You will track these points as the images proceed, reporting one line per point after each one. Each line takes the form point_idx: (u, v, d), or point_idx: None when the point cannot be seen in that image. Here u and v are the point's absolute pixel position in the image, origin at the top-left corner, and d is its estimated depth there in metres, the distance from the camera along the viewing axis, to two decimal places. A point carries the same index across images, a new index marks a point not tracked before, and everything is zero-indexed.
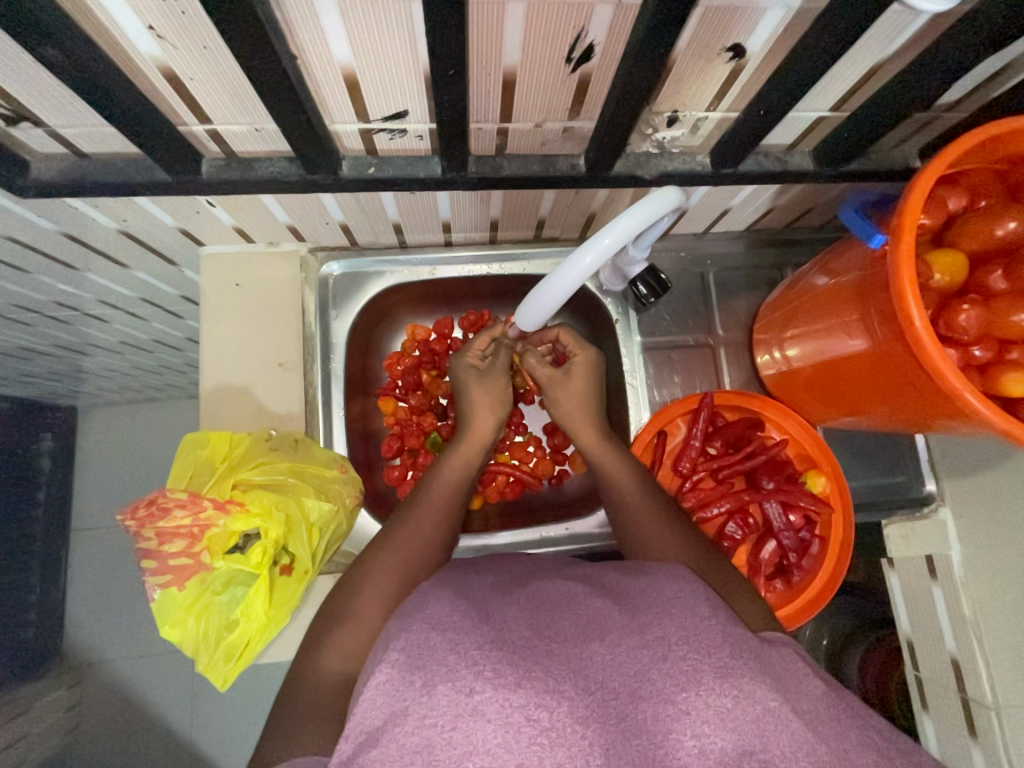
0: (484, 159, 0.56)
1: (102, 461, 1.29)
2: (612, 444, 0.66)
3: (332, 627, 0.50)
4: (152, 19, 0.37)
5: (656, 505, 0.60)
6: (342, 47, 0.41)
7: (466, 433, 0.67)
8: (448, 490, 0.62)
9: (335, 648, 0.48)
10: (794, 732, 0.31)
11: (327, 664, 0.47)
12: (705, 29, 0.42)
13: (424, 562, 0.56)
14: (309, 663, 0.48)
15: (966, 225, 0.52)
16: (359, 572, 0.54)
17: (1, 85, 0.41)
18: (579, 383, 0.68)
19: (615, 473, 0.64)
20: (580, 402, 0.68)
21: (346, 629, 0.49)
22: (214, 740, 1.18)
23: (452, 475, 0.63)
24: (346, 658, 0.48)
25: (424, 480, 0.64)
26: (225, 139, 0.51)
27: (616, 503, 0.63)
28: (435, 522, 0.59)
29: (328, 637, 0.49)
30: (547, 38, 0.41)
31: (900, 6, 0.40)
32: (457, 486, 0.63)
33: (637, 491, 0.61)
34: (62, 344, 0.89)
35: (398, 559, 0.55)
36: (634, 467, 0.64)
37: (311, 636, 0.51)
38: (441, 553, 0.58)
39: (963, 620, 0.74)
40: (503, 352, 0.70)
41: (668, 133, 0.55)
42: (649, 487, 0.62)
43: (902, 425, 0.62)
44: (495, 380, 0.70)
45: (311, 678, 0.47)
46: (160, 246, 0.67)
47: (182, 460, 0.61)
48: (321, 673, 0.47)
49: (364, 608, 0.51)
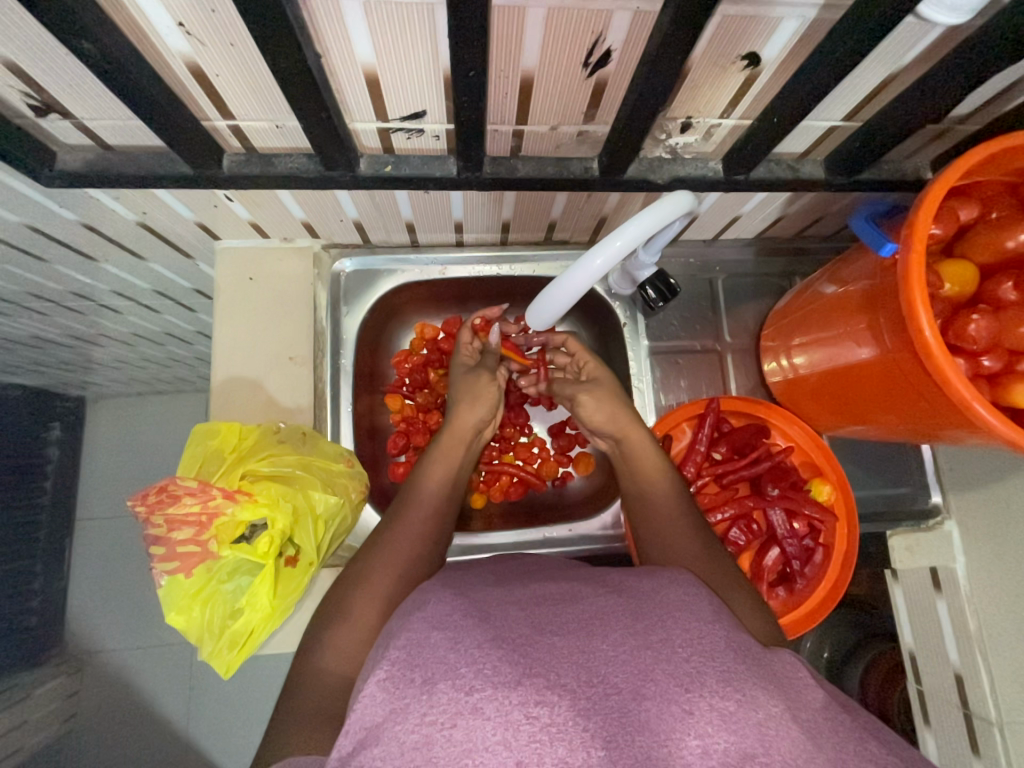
0: (498, 160, 0.57)
1: (108, 452, 1.30)
2: (643, 444, 0.64)
3: (330, 626, 0.50)
4: (182, 15, 0.38)
5: (679, 499, 0.60)
6: (365, 48, 0.42)
7: (450, 429, 0.67)
8: (437, 487, 0.63)
9: (333, 648, 0.49)
10: (794, 740, 0.32)
11: (325, 664, 0.48)
12: (721, 38, 0.43)
13: (420, 559, 0.56)
14: (309, 662, 0.48)
15: (976, 236, 0.52)
16: (356, 573, 0.54)
17: (31, 76, 0.42)
18: (606, 384, 0.69)
19: (648, 470, 0.63)
20: (609, 399, 0.67)
21: (343, 628, 0.50)
22: (211, 734, 1.18)
23: (442, 472, 0.64)
24: (345, 657, 0.48)
25: (410, 480, 0.63)
26: (247, 135, 0.52)
27: (646, 505, 0.61)
28: (424, 520, 0.59)
29: (328, 636, 0.50)
30: (566, 43, 0.42)
31: (915, 19, 0.41)
32: (447, 484, 0.63)
33: (670, 484, 0.62)
34: (75, 334, 0.90)
35: (392, 562, 0.54)
36: (664, 466, 0.63)
37: (313, 631, 0.51)
38: (434, 554, 0.58)
39: (968, 634, 0.73)
40: (490, 357, 0.73)
41: (681, 139, 0.56)
42: (681, 489, 0.61)
43: (910, 435, 0.62)
44: (482, 381, 0.71)
45: (309, 678, 0.47)
46: (176, 238, 0.68)
47: (193, 449, 0.62)
48: (320, 673, 0.47)
49: (360, 607, 0.51)
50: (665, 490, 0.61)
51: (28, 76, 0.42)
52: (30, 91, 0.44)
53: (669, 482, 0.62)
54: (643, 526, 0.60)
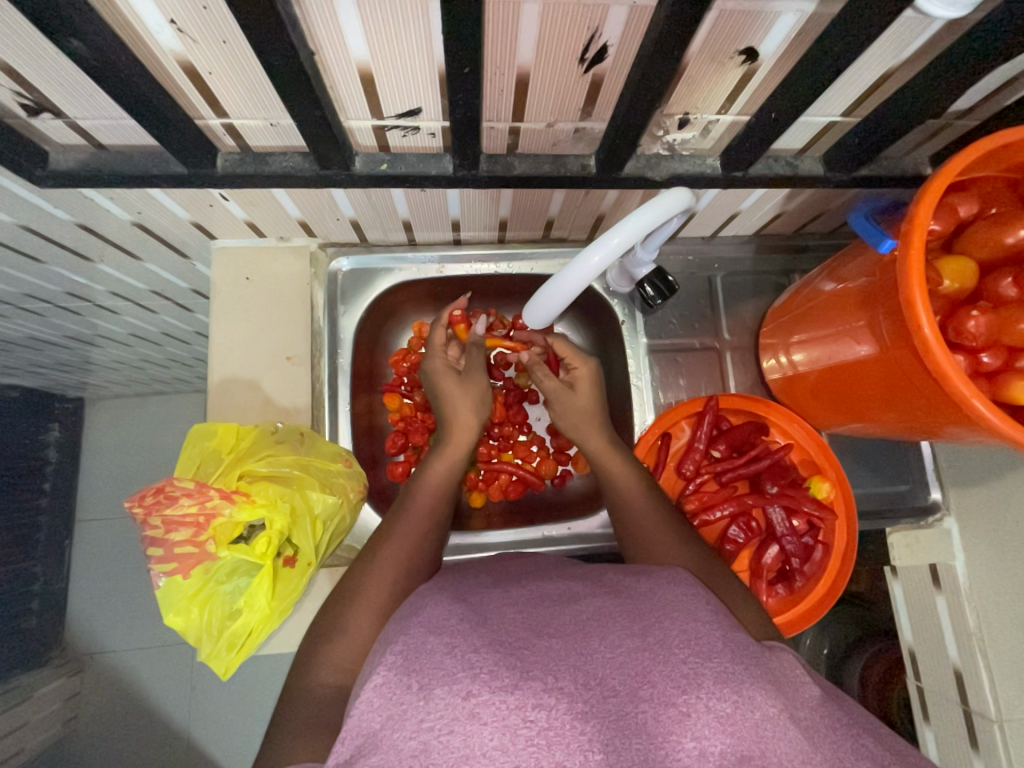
0: (495, 157, 0.57)
1: (107, 453, 1.30)
2: (615, 446, 0.66)
3: (325, 640, 0.50)
4: (174, 12, 0.37)
5: (656, 502, 0.61)
6: (359, 46, 0.42)
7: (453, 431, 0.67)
8: (434, 492, 0.62)
9: (328, 660, 0.48)
10: (792, 739, 0.31)
11: (320, 677, 0.47)
12: (718, 34, 0.43)
13: (412, 570, 0.55)
14: (305, 674, 0.48)
15: (976, 233, 0.52)
16: (351, 584, 0.54)
17: (21, 73, 0.42)
18: (586, 389, 0.70)
19: (616, 474, 0.64)
20: (590, 410, 0.69)
21: (339, 641, 0.49)
22: (212, 733, 1.19)
23: (442, 479, 0.63)
24: (340, 670, 0.47)
25: (410, 484, 0.63)
26: (240, 134, 0.52)
27: (622, 514, 0.62)
28: (421, 531, 0.58)
29: (323, 649, 0.49)
30: (563, 40, 0.42)
31: (914, 13, 0.41)
32: (444, 493, 0.62)
33: (637, 485, 0.63)
34: (71, 334, 0.90)
35: (389, 572, 0.54)
36: (636, 471, 0.64)
37: (309, 640, 0.51)
38: (429, 562, 0.58)
39: (967, 632, 0.73)
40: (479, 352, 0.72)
41: (679, 136, 0.56)
42: (651, 492, 0.62)
43: (909, 433, 0.62)
44: (476, 381, 0.69)
45: (305, 690, 0.47)
46: (171, 237, 0.67)
47: (191, 449, 0.62)
48: (315, 683, 0.47)
49: (356, 622, 0.50)
50: (633, 493, 0.62)
51: (18, 74, 0.42)
52: (22, 90, 0.44)
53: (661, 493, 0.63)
54: (623, 531, 0.61)
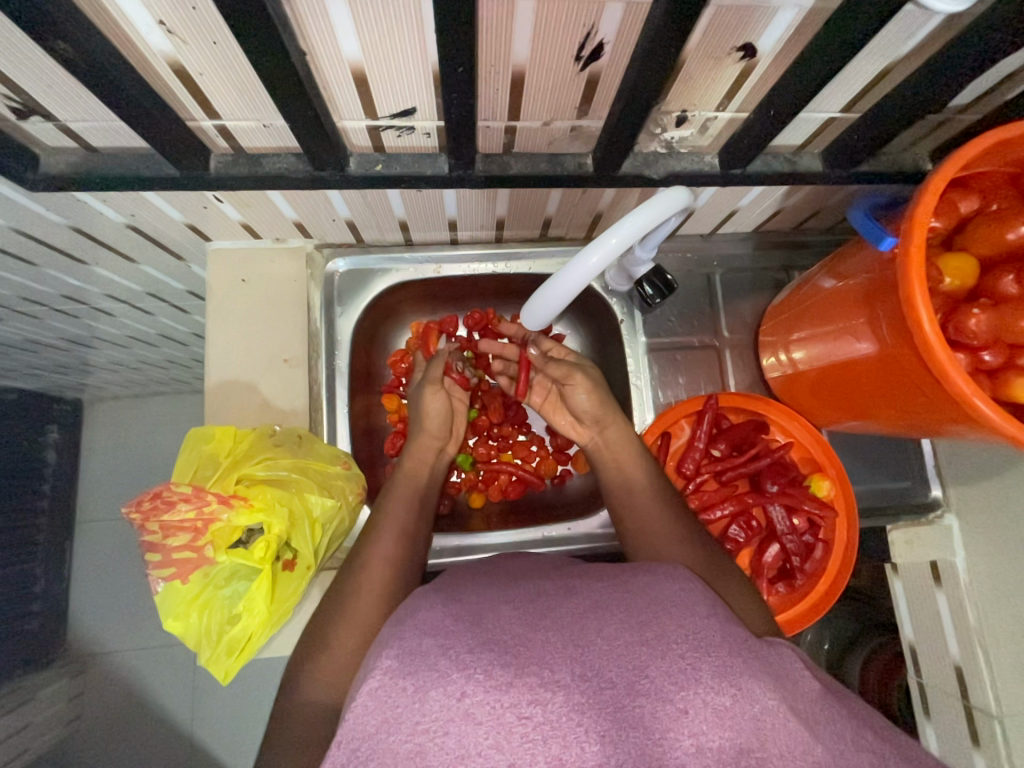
0: (491, 157, 0.56)
1: (106, 454, 1.30)
2: (630, 438, 0.65)
3: (316, 655, 0.50)
4: (164, 14, 0.37)
5: (662, 500, 0.61)
6: (351, 45, 0.41)
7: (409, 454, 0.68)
8: (402, 505, 0.62)
9: (320, 678, 0.48)
10: (791, 731, 0.31)
11: (310, 695, 0.48)
12: (716, 30, 0.42)
13: (394, 582, 0.55)
14: (298, 692, 0.48)
15: (976, 229, 0.52)
16: (337, 598, 0.54)
17: (10, 77, 0.41)
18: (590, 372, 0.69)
19: (629, 468, 0.64)
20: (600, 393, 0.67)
21: (325, 656, 0.50)
22: (215, 733, 1.19)
23: (404, 492, 0.63)
24: (327, 687, 0.48)
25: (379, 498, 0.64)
26: (234, 135, 0.51)
27: (630, 508, 0.62)
28: (393, 539, 0.58)
29: (314, 664, 0.49)
30: (559, 37, 0.41)
31: (915, 7, 0.40)
32: (408, 508, 0.62)
33: (652, 482, 0.62)
34: (67, 336, 0.89)
35: (371, 590, 0.54)
36: (646, 466, 0.64)
37: (304, 651, 0.51)
38: (411, 572, 0.58)
39: (967, 627, 0.73)
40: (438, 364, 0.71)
41: (677, 133, 0.55)
42: (660, 487, 0.62)
43: (910, 430, 0.61)
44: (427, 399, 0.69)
45: (298, 707, 0.47)
46: (165, 239, 0.67)
47: (187, 454, 0.62)
48: (307, 702, 0.47)
49: (342, 638, 0.50)
50: (643, 487, 0.62)
51: (6, 78, 0.41)
52: (11, 94, 0.43)
53: (649, 476, 0.63)
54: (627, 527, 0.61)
